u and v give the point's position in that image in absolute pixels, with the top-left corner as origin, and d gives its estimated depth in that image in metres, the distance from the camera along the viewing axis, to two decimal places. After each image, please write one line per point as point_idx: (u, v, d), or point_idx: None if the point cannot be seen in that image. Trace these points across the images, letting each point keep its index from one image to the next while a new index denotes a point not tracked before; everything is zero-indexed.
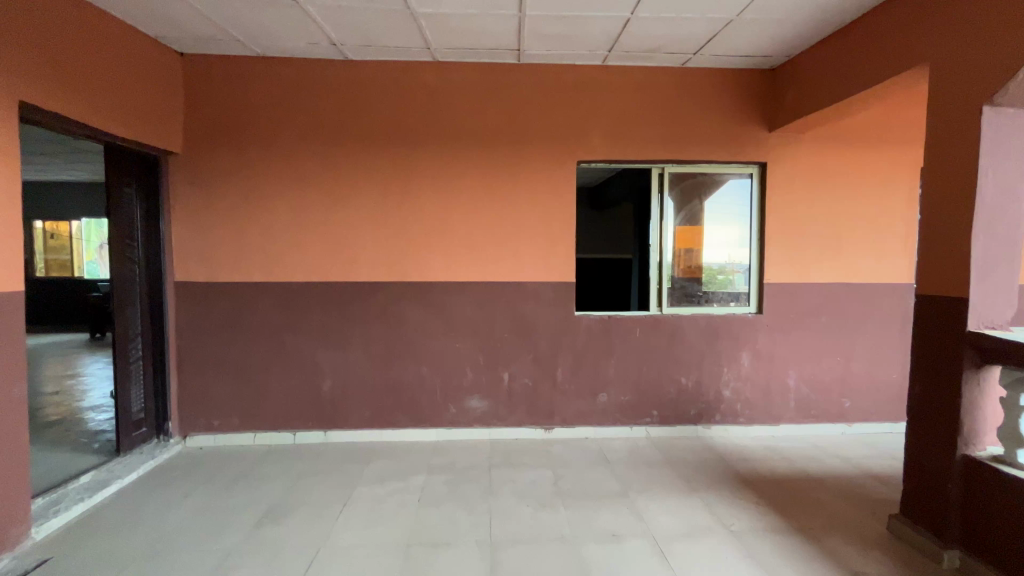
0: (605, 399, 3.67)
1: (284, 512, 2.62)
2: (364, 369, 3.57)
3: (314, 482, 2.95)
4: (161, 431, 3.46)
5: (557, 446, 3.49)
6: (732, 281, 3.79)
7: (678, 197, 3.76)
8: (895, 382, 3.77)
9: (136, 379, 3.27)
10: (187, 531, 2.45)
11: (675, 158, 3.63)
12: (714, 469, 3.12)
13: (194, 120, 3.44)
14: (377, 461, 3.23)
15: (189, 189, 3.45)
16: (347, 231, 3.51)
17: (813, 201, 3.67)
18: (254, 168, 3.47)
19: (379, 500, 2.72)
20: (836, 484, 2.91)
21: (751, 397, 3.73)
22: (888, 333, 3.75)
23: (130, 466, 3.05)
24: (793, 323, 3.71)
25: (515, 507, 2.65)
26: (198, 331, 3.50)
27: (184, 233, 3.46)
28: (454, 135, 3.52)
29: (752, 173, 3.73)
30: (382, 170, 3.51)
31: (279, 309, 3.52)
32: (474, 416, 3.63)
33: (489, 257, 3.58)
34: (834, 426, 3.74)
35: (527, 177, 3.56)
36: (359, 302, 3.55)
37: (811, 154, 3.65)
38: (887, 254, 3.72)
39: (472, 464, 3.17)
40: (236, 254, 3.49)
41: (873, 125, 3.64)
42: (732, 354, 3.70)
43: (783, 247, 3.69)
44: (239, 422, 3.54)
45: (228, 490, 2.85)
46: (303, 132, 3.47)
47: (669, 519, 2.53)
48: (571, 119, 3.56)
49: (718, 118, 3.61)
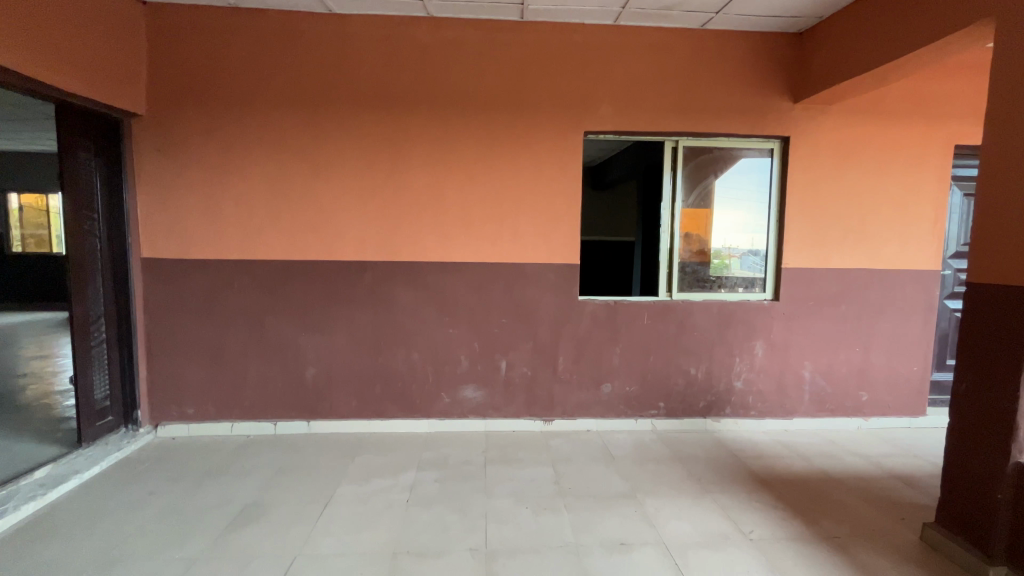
0: (609, 390, 3.43)
1: (259, 513, 2.38)
2: (351, 355, 3.31)
3: (294, 478, 2.71)
4: (129, 420, 3.19)
5: (557, 440, 3.26)
6: (727, 267, 3.52)
7: (692, 174, 3.47)
8: (915, 375, 3.56)
9: (99, 365, 2.99)
10: (149, 535, 2.21)
11: (692, 131, 3.33)
12: (727, 468, 2.90)
13: (159, 79, 3.10)
14: (364, 455, 2.99)
15: (156, 155, 3.12)
16: (331, 205, 3.21)
17: (837, 180, 3.40)
18: (227, 136, 3.14)
19: (364, 500, 2.49)
20: (859, 486, 2.71)
21: (764, 390, 3.51)
22: (911, 323, 3.52)
23: (93, 458, 2.79)
24: (811, 311, 3.47)
25: (513, 509, 2.42)
26: (168, 313, 3.21)
27: (151, 205, 3.14)
28: (448, 99, 3.20)
29: (772, 149, 3.45)
30: (370, 138, 3.19)
31: (258, 290, 3.23)
32: (469, 407, 3.39)
33: (486, 235, 3.29)
34: (851, 420, 3.53)
35: (530, 149, 3.25)
36: (345, 283, 3.26)
37: (837, 129, 3.37)
38: (915, 238, 3.46)
39: (466, 460, 2.94)
40: (209, 227, 3.18)
41: (905, 97, 3.36)
42: (745, 344, 3.47)
43: (803, 230, 3.42)
44: (215, 410, 3.28)
45: (199, 487, 2.61)
46: (281, 95, 3.14)
47: (681, 525, 2.31)
48: (579, 85, 3.25)
49: (738, 88, 3.31)
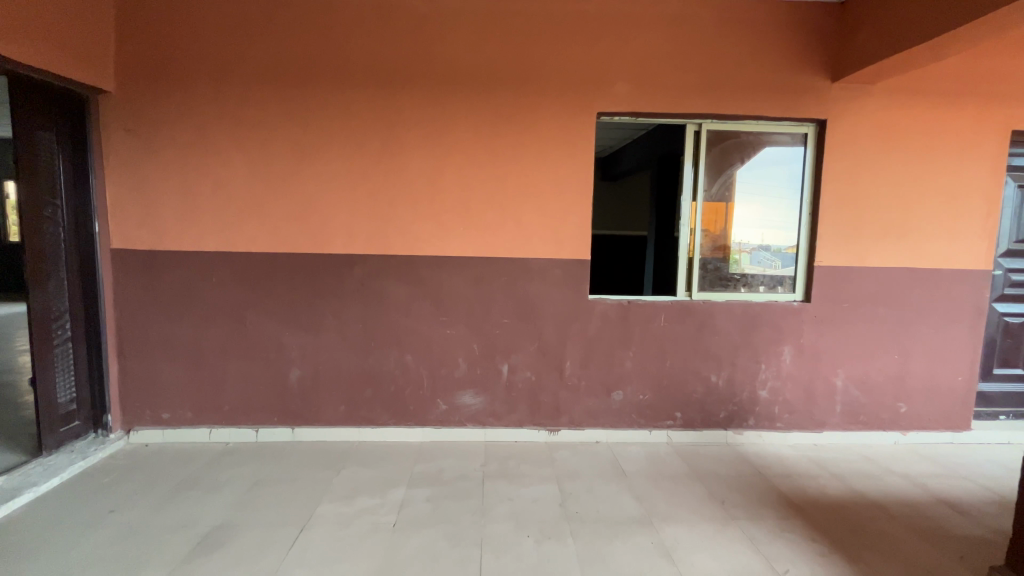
0: (621, 397, 3.14)
1: (226, 536, 2.12)
2: (339, 356, 3.04)
3: (271, 494, 2.44)
4: (98, 425, 2.93)
5: (563, 453, 2.97)
6: (742, 263, 3.20)
7: (715, 160, 3.14)
8: (959, 385, 3.22)
9: (63, 365, 2.73)
10: (99, 564, 1.95)
11: (716, 113, 2.99)
12: (753, 489, 2.59)
13: (128, 52, 2.82)
14: (350, 467, 2.72)
15: (125, 136, 2.85)
16: (316, 192, 2.92)
17: (879, 168, 3.06)
18: (202, 114, 2.86)
19: (345, 523, 2.22)
20: (905, 514, 2.39)
21: (792, 399, 3.19)
22: (956, 328, 3.18)
23: (52, 469, 2.54)
24: (846, 314, 3.14)
25: (513, 537, 2.14)
26: (142, 308, 2.95)
27: (122, 191, 2.88)
28: (446, 75, 2.89)
29: (806, 135, 3.11)
30: (359, 117, 2.89)
31: (238, 285, 2.96)
32: (467, 415, 3.11)
33: (487, 227, 2.99)
34: (887, 435, 3.21)
35: (535, 131, 2.94)
36: (332, 279, 2.98)
37: (880, 111, 3.02)
38: (963, 234, 3.12)
39: (462, 475, 2.66)
40: (184, 215, 2.91)
41: (957, 76, 3.00)
42: (771, 349, 3.14)
43: (839, 225, 3.08)
44: (192, 415, 3.03)
45: (163, 504, 2.34)
46: (261, 70, 2.85)
47: (704, 560, 2.02)
48: (592, 61, 2.92)
49: (770, 64, 2.97)
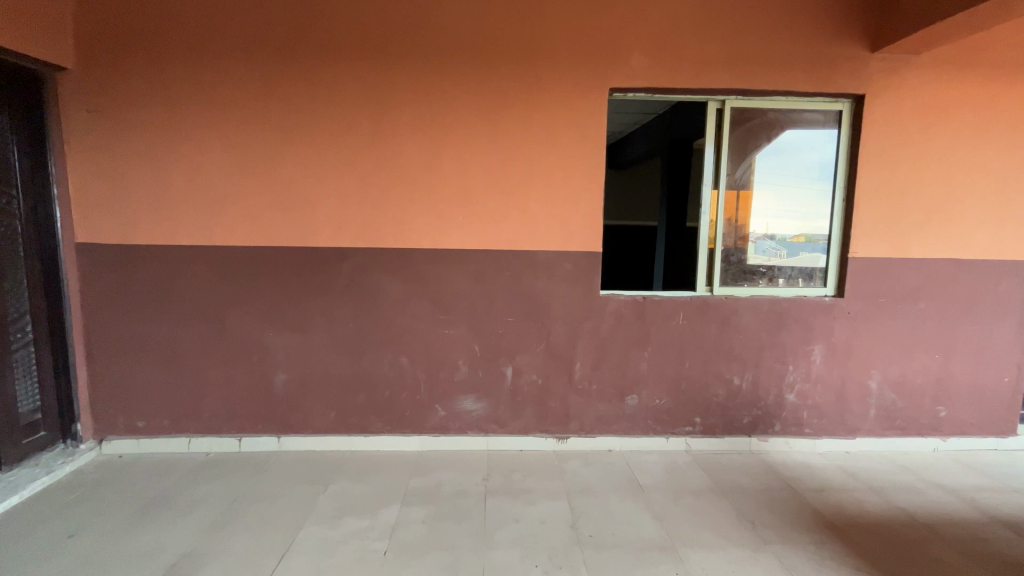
0: (635, 402, 2.88)
1: (195, 566, 1.88)
2: (328, 359, 2.79)
3: (250, 514, 2.21)
4: (67, 435, 2.69)
5: (573, 464, 2.72)
6: (768, 254, 2.92)
7: (740, 142, 2.85)
8: (1005, 387, 2.95)
9: (25, 371, 2.47)
10: None
11: (742, 88, 2.70)
12: (785, 505, 2.34)
13: (90, 24, 2.54)
14: (339, 482, 2.48)
15: (88, 118, 2.59)
16: (300, 179, 2.65)
17: (922, 148, 2.76)
18: (172, 92, 2.59)
19: (331, 550, 1.98)
20: (957, 535, 2.14)
21: (823, 404, 2.92)
22: (1003, 326, 2.90)
23: (12, 487, 2.31)
24: (882, 311, 2.86)
25: (518, 566, 1.90)
26: (113, 308, 2.71)
27: (86, 180, 2.62)
28: (441, 49, 2.61)
29: (840, 112, 2.82)
30: (345, 96, 2.61)
31: (217, 281, 2.71)
32: (469, 421, 2.86)
33: (488, 217, 2.72)
34: (924, 441, 2.95)
35: (540, 110, 2.65)
36: (319, 275, 2.73)
37: (924, 85, 2.72)
38: (1013, 221, 2.82)
39: (462, 490, 2.41)
40: (155, 206, 2.65)
41: (1011, 44, 2.69)
42: (800, 349, 2.87)
43: (877, 212, 2.80)
44: (169, 423, 2.80)
45: (129, 528, 2.10)
46: (236, 44, 2.57)
47: None
48: (604, 31, 2.63)
49: (802, 34, 2.66)
